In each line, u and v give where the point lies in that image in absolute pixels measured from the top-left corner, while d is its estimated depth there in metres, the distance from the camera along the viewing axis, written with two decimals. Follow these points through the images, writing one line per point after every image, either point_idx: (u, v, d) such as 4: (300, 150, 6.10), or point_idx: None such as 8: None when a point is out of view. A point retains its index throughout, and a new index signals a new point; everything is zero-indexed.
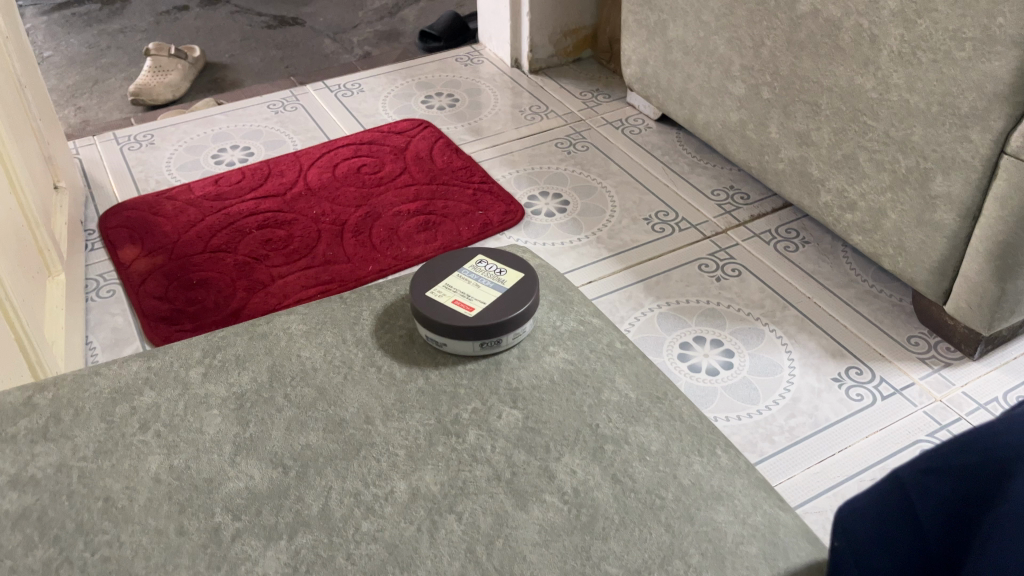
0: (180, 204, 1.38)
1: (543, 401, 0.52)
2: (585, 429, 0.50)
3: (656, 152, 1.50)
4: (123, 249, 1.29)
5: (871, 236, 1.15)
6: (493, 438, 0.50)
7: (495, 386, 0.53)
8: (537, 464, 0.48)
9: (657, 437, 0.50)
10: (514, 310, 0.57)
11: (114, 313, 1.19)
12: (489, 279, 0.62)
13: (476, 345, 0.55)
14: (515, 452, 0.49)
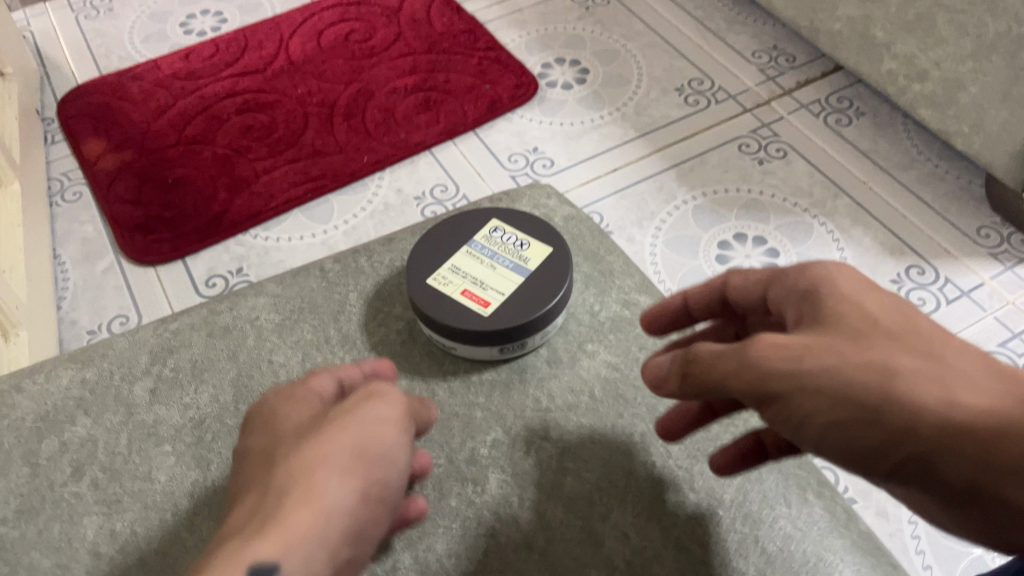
0: (147, 85, 1.22)
1: (577, 436, 0.47)
2: (632, 474, 0.45)
3: (688, 6, 1.31)
4: (87, 142, 1.14)
5: (943, 111, 1.01)
6: (521, 487, 0.45)
7: (519, 413, 0.49)
8: (579, 525, 0.43)
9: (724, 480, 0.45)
10: (544, 306, 0.52)
11: (83, 222, 1.06)
12: (510, 250, 0.56)
13: (496, 352, 0.52)
14: (548, 508, 0.44)
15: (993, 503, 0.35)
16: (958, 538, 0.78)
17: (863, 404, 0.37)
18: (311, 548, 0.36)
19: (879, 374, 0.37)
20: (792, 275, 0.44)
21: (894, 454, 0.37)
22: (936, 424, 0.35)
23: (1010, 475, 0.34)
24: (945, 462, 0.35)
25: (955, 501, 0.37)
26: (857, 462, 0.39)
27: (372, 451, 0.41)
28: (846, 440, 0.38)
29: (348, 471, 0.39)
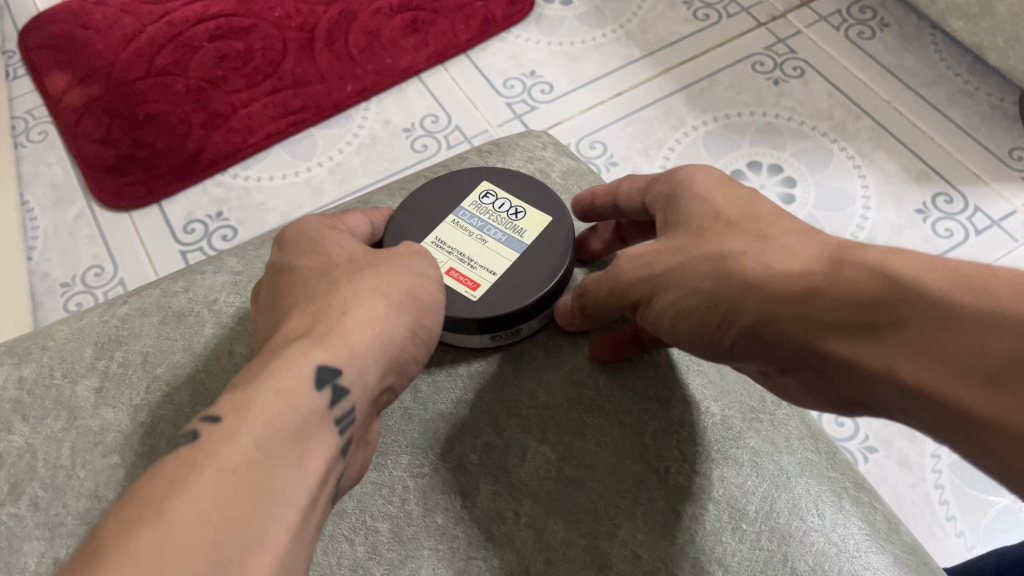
0: (112, 10, 1.12)
1: (582, 438, 0.45)
2: (646, 485, 0.43)
3: None
4: (50, 76, 1.06)
5: (976, 23, 0.93)
6: (517, 499, 0.43)
7: (514, 411, 0.46)
8: (583, 543, 0.42)
9: (747, 489, 0.43)
10: (537, 290, 0.51)
11: (51, 164, 1.00)
12: (499, 222, 0.55)
13: (486, 340, 0.50)
14: (549, 523, 0.42)
15: (816, 365, 0.39)
16: (983, 487, 0.74)
17: (698, 290, 0.43)
18: (365, 371, 0.40)
19: (715, 263, 0.43)
20: (661, 179, 0.49)
21: (732, 332, 0.43)
22: (755, 298, 0.40)
23: (814, 331, 0.38)
24: (771, 330, 0.40)
25: (795, 369, 0.41)
26: (711, 345, 0.45)
27: (421, 298, 0.44)
28: (694, 325, 0.44)
29: (404, 310, 0.43)
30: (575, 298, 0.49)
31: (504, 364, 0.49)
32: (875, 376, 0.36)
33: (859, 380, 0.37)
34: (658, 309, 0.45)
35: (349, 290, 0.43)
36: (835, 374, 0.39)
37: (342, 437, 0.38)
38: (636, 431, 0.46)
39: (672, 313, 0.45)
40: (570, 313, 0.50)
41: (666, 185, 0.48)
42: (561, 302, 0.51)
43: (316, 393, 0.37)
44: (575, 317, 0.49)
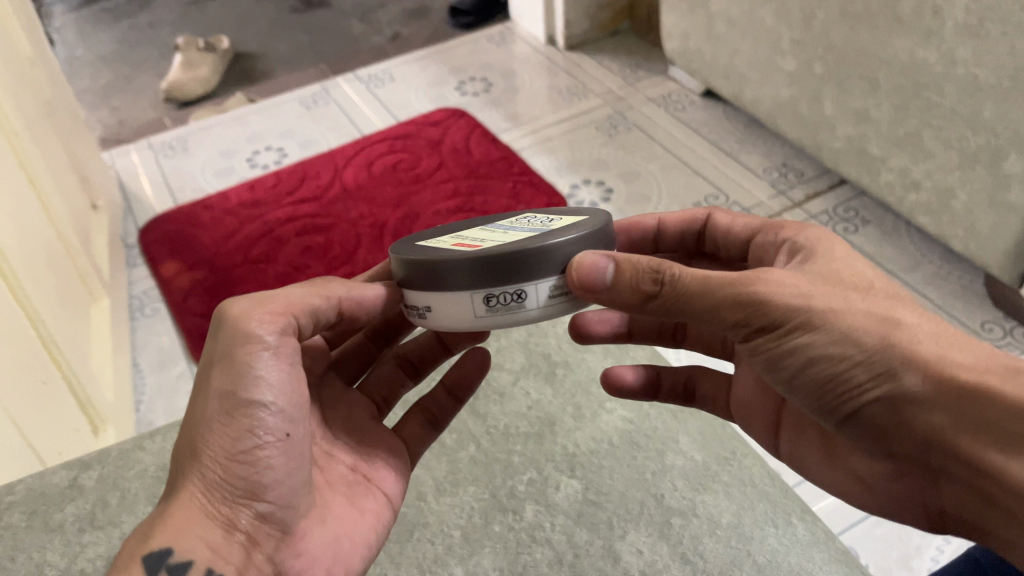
0: (217, 213, 1.36)
1: (601, 472, 0.61)
2: (648, 503, 0.58)
3: (703, 131, 1.44)
4: (164, 264, 1.28)
5: (938, 218, 1.11)
6: (553, 514, 0.58)
7: (550, 453, 0.62)
8: (601, 544, 0.56)
9: (722, 507, 0.58)
10: (548, 239, 0.50)
11: (160, 334, 1.19)
12: (532, 222, 0.57)
13: (481, 301, 0.50)
14: (577, 530, 0.57)
15: (946, 459, 0.45)
16: None
17: (860, 346, 0.45)
18: (204, 537, 0.48)
19: (885, 326, 0.45)
20: (766, 229, 0.59)
21: (873, 397, 0.45)
22: (919, 374, 0.44)
23: (966, 428, 0.43)
24: (918, 411, 0.44)
25: (917, 452, 0.46)
26: (835, 401, 0.47)
27: (233, 372, 0.50)
28: (832, 374, 0.46)
29: (209, 440, 0.49)
30: (642, 274, 0.47)
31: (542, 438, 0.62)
32: (1012, 487, 0.42)
33: (990, 485, 0.43)
34: (793, 343, 0.46)
35: (178, 464, 0.51)
36: (958, 471, 0.44)
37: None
38: (642, 470, 0.61)
39: (813, 351, 0.46)
40: (611, 277, 0.48)
41: (769, 237, 0.58)
42: (591, 258, 0.48)
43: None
44: (618, 286, 0.47)
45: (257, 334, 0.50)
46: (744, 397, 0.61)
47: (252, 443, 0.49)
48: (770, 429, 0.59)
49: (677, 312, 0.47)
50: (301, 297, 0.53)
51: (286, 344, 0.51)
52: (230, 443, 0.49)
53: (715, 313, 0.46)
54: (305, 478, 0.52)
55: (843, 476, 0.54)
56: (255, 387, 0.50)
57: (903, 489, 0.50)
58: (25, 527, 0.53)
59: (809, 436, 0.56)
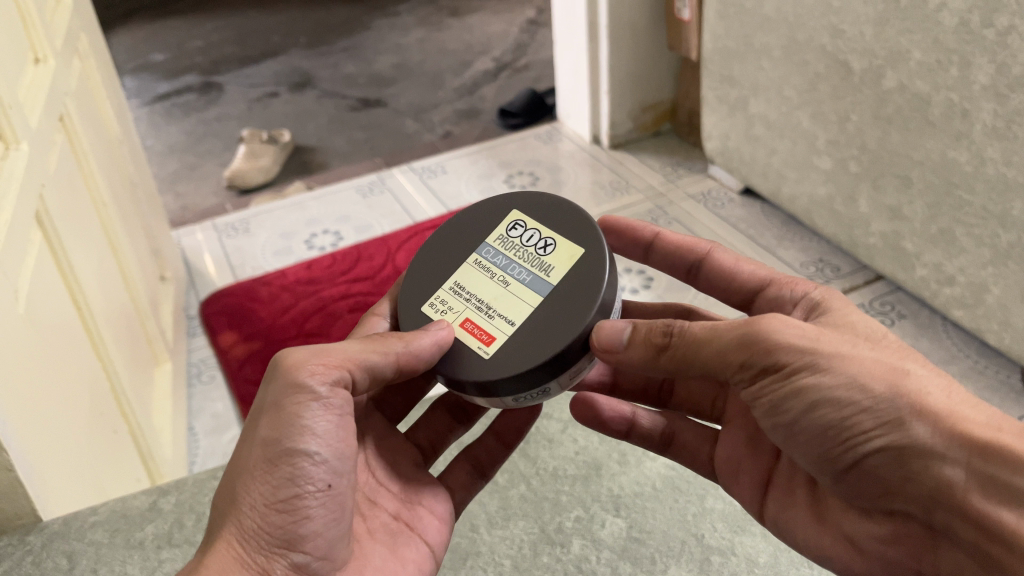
0: (275, 289, 1.43)
1: (643, 513, 0.67)
2: (688, 542, 0.64)
3: (741, 226, 1.49)
4: (222, 334, 1.35)
5: (973, 311, 1.14)
6: (598, 549, 0.64)
7: (596, 495, 0.68)
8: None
9: (760, 548, 0.63)
10: (556, 342, 0.59)
11: (214, 400, 1.24)
12: (530, 266, 0.64)
13: (510, 399, 0.62)
14: (620, 564, 0.63)
15: (951, 516, 0.48)
16: None
17: (867, 391, 0.50)
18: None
19: (895, 376, 0.50)
20: (773, 284, 0.67)
21: (879, 444, 0.49)
22: (927, 425, 0.48)
23: (972, 482, 0.46)
24: (927, 462, 0.48)
25: (921, 509, 0.50)
26: (843, 449, 0.52)
27: (281, 422, 0.55)
28: (839, 417, 0.50)
29: (250, 488, 0.54)
30: (655, 331, 0.56)
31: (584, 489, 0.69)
32: (1015, 546, 0.45)
33: (996, 547, 0.46)
34: (801, 380, 0.51)
35: (216, 516, 0.55)
36: (960, 527, 0.47)
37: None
38: (683, 513, 0.66)
39: (818, 392, 0.51)
40: (626, 340, 0.57)
41: (783, 293, 0.65)
42: (610, 329, 0.57)
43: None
44: (635, 359, 0.56)
45: (306, 387, 0.55)
46: (729, 456, 0.67)
47: (291, 492, 0.54)
48: (760, 485, 0.63)
49: (690, 354, 0.54)
50: (359, 354, 0.58)
51: (338, 397, 0.56)
52: (270, 491, 0.54)
53: (722, 352, 0.53)
54: (341, 530, 0.57)
55: (833, 540, 0.57)
56: (298, 437, 0.54)
57: (897, 555, 0.53)
58: (110, 543, 0.65)
59: (798, 499, 0.61)
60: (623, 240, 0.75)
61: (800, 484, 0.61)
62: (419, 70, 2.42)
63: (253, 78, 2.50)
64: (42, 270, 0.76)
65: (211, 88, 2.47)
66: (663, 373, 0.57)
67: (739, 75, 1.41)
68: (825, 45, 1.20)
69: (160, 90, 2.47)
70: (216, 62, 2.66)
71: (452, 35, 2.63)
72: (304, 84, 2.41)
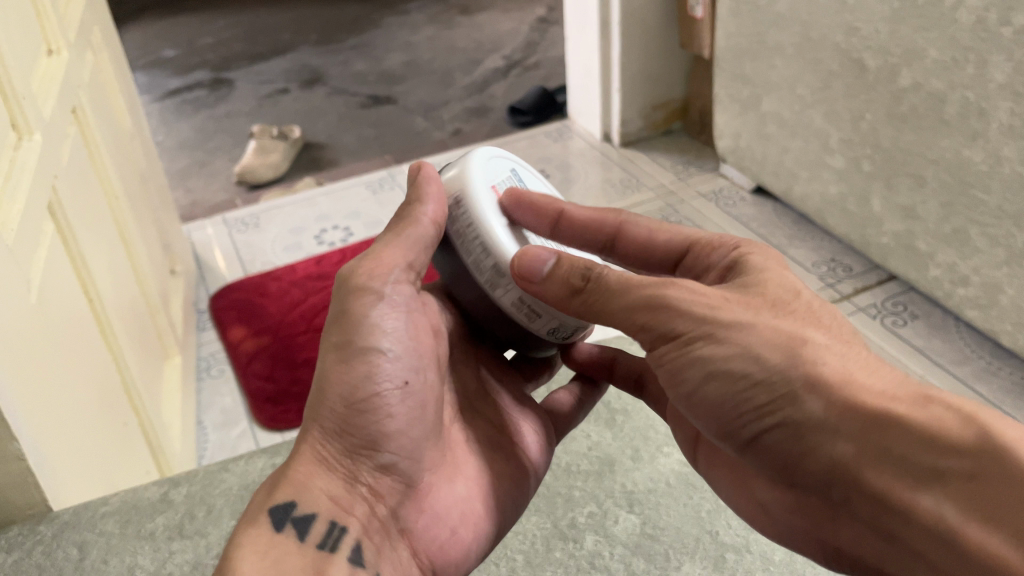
0: (284, 284, 1.43)
1: (658, 509, 0.66)
2: (703, 539, 0.63)
3: (753, 224, 1.49)
4: (231, 328, 1.35)
5: (987, 312, 1.13)
6: (612, 544, 0.63)
7: (610, 491, 0.68)
8: (658, 572, 0.61)
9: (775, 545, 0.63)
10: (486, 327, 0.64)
11: (224, 394, 1.24)
12: None
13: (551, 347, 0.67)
14: (634, 560, 0.62)
15: (848, 493, 0.47)
16: None
17: (761, 364, 0.49)
18: (327, 490, 0.55)
19: (790, 347, 0.49)
20: (693, 246, 0.65)
21: (775, 419, 0.49)
22: (819, 399, 0.47)
23: (864, 456, 0.45)
24: (820, 438, 0.47)
25: (819, 486, 0.48)
26: (737, 425, 0.51)
27: (349, 323, 0.56)
28: (733, 390, 0.50)
29: (328, 393, 0.56)
30: (574, 271, 0.55)
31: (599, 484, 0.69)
32: (909, 517, 0.44)
33: (891, 521, 0.45)
34: (700, 351, 0.51)
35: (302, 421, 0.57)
36: (860, 503, 0.46)
37: (338, 549, 0.53)
38: (697, 509, 0.66)
39: (713, 362, 0.50)
40: (548, 271, 0.56)
41: (703, 255, 0.64)
42: (534, 253, 0.57)
43: (282, 534, 0.52)
44: (549, 290, 0.56)
45: (372, 290, 0.57)
46: (675, 404, 0.66)
47: (369, 391, 0.55)
48: (689, 439, 0.64)
49: (605, 306, 0.54)
50: (400, 250, 0.58)
51: (401, 294, 0.58)
52: (350, 393, 0.55)
53: (628, 315, 0.53)
54: (424, 432, 0.58)
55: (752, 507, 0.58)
56: (373, 336, 0.56)
57: (806, 524, 0.53)
58: (121, 533, 0.65)
59: (726, 463, 0.61)
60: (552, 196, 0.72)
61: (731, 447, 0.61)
62: (429, 67, 2.41)
63: (263, 75, 2.50)
64: (54, 260, 0.76)
65: (222, 84, 2.47)
66: (577, 314, 0.56)
67: (752, 73, 1.40)
68: (839, 43, 1.19)
69: (170, 86, 2.47)
70: (227, 58, 2.66)
71: (462, 33, 2.63)
72: (314, 81, 2.41)
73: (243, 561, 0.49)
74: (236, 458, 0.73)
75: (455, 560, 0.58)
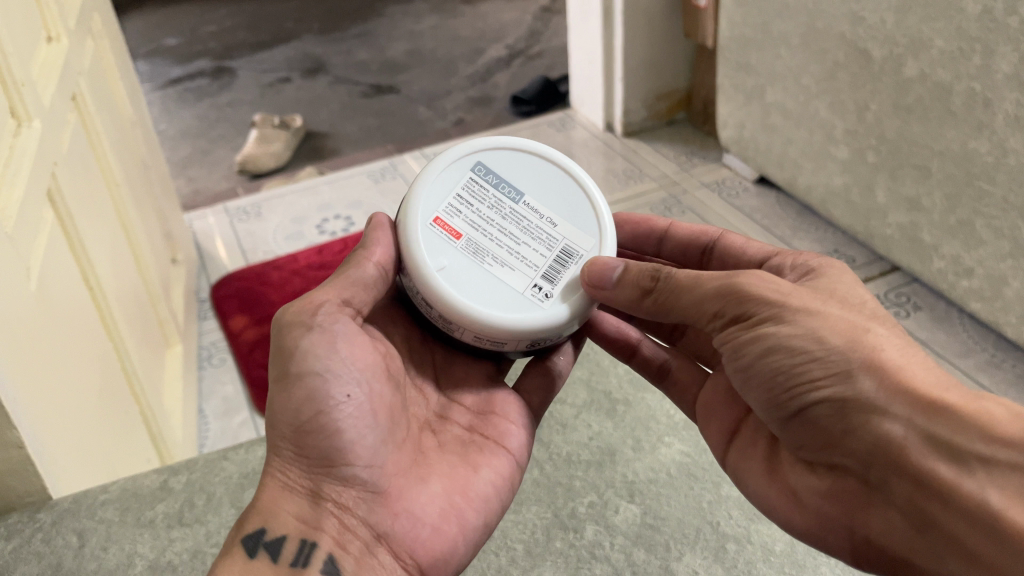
0: (286, 273, 1.43)
1: (659, 499, 0.66)
2: (704, 529, 0.63)
3: (755, 215, 1.48)
4: (233, 317, 1.34)
5: (991, 304, 1.12)
6: (612, 534, 0.63)
7: (611, 480, 0.68)
8: (658, 563, 0.61)
9: (776, 535, 0.63)
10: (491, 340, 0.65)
11: (224, 383, 1.24)
12: None
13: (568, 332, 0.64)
14: (634, 550, 0.62)
15: (888, 473, 0.48)
16: None
17: (823, 343, 0.50)
18: (293, 512, 0.56)
19: (856, 331, 0.51)
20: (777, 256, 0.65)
21: (826, 395, 0.50)
22: (874, 380, 0.49)
23: (916, 439, 0.47)
24: (872, 418, 0.49)
25: (860, 464, 0.50)
26: (789, 398, 0.52)
27: (284, 358, 0.57)
28: (789, 366, 0.51)
29: (278, 419, 0.56)
30: (643, 274, 0.58)
31: (596, 474, 0.69)
32: (951, 498, 0.46)
33: (931, 502, 0.47)
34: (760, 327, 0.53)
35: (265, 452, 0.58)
36: (902, 483, 0.48)
37: (310, 564, 0.54)
38: (698, 499, 0.66)
39: (776, 339, 0.52)
40: (616, 278, 0.59)
41: (780, 264, 0.63)
42: (603, 262, 0.60)
43: (255, 560, 0.53)
44: (617, 294, 0.59)
45: (299, 325, 0.57)
46: (710, 395, 0.66)
47: (314, 411, 0.55)
48: (725, 435, 0.63)
49: (671, 301, 0.57)
50: (331, 290, 0.59)
51: (336, 322, 0.58)
52: (293, 417, 0.55)
53: (698, 302, 0.55)
54: (381, 437, 0.58)
55: (778, 492, 0.57)
56: (308, 362, 0.56)
57: (831, 509, 0.53)
58: (120, 521, 0.65)
59: (757, 450, 0.60)
60: (636, 233, 0.74)
61: (763, 435, 0.60)
62: (432, 57, 2.40)
63: (265, 64, 2.49)
64: (54, 248, 0.76)
65: (224, 73, 2.46)
66: (645, 315, 0.59)
67: (756, 64, 1.39)
68: (844, 33, 1.18)
69: (172, 75, 2.47)
70: (229, 47, 2.65)
71: (465, 22, 2.61)
72: (316, 70, 2.40)
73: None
74: (237, 446, 0.73)
75: (441, 555, 0.58)
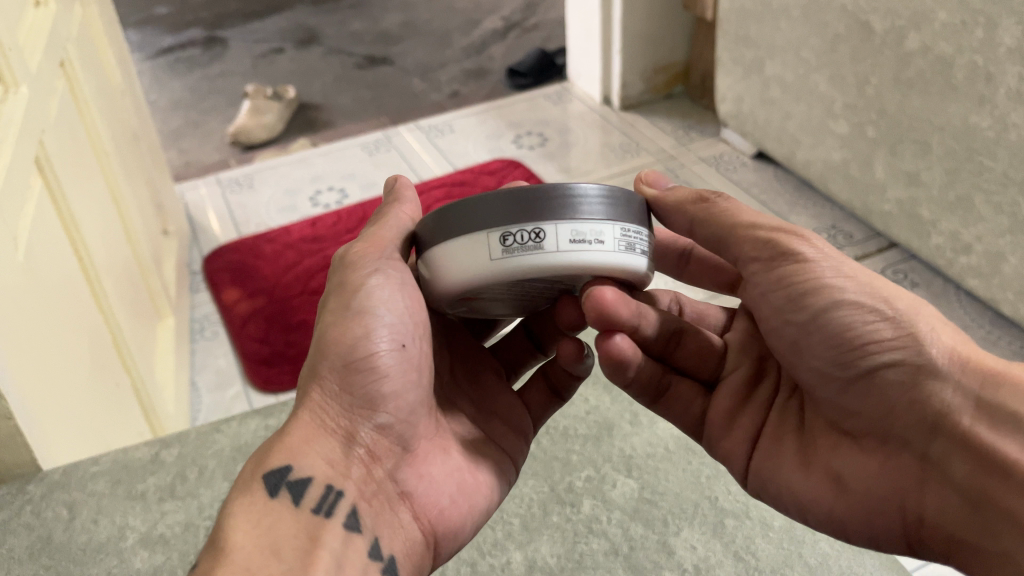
0: (279, 247, 1.42)
1: (657, 475, 0.66)
2: (701, 504, 0.63)
3: (752, 190, 1.47)
4: (225, 291, 1.33)
5: (988, 281, 1.12)
6: (609, 509, 0.63)
7: (607, 456, 0.67)
8: (656, 539, 0.61)
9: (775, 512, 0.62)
10: None
11: (217, 356, 1.23)
12: None
13: None
14: (632, 525, 0.62)
15: (950, 442, 0.52)
16: None
17: (892, 305, 0.54)
18: (325, 454, 0.54)
19: (916, 304, 0.54)
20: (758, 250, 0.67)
21: (895, 358, 0.53)
22: (944, 349, 0.53)
23: (977, 411, 0.51)
24: (931, 385, 0.53)
25: (921, 434, 0.53)
26: (855, 361, 0.55)
27: (347, 292, 0.56)
28: (858, 326, 0.54)
29: (333, 348, 0.55)
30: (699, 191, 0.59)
31: (591, 447, 0.68)
32: (1015, 475, 0.49)
33: (992, 477, 0.50)
34: (817, 277, 0.55)
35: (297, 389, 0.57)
36: (967, 454, 0.51)
37: (333, 513, 0.52)
38: (696, 475, 0.66)
39: (842, 296, 0.54)
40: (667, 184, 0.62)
41: None
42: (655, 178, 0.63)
43: (276, 500, 0.51)
44: (669, 200, 0.60)
45: (368, 262, 0.57)
46: (724, 410, 0.64)
47: (366, 350, 0.55)
48: (749, 437, 0.62)
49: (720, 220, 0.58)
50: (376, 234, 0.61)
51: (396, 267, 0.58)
52: (346, 351, 0.55)
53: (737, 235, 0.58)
54: (421, 395, 0.58)
55: (819, 480, 0.57)
56: (368, 300, 0.56)
57: (882, 491, 0.54)
58: (111, 494, 0.64)
59: (786, 444, 0.60)
60: None
61: (788, 432, 0.61)
62: (427, 28, 2.37)
63: (257, 34, 2.46)
64: (43, 218, 0.74)
65: (216, 43, 2.43)
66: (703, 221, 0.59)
67: (755, 36, 1.37)
68: (846, 5, 1.17)
69: (163, 44, 2.43)
70: (220, 17, 2.61)
71: None
72: (309, 41, 2.37)
73: (236, 530, 0.49)
74: (229, 419, 0.73)
75: (454, 528, 0.57)
